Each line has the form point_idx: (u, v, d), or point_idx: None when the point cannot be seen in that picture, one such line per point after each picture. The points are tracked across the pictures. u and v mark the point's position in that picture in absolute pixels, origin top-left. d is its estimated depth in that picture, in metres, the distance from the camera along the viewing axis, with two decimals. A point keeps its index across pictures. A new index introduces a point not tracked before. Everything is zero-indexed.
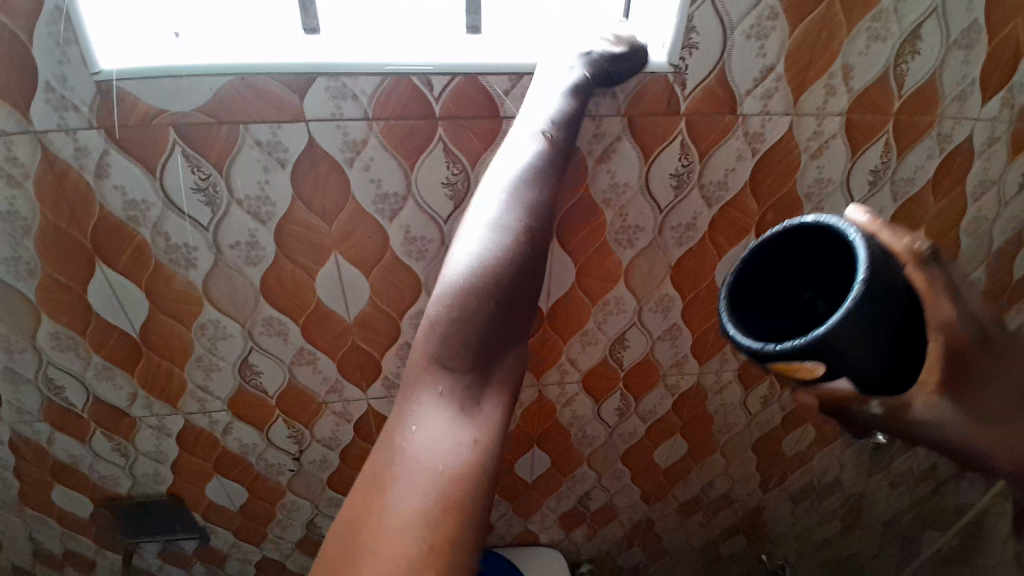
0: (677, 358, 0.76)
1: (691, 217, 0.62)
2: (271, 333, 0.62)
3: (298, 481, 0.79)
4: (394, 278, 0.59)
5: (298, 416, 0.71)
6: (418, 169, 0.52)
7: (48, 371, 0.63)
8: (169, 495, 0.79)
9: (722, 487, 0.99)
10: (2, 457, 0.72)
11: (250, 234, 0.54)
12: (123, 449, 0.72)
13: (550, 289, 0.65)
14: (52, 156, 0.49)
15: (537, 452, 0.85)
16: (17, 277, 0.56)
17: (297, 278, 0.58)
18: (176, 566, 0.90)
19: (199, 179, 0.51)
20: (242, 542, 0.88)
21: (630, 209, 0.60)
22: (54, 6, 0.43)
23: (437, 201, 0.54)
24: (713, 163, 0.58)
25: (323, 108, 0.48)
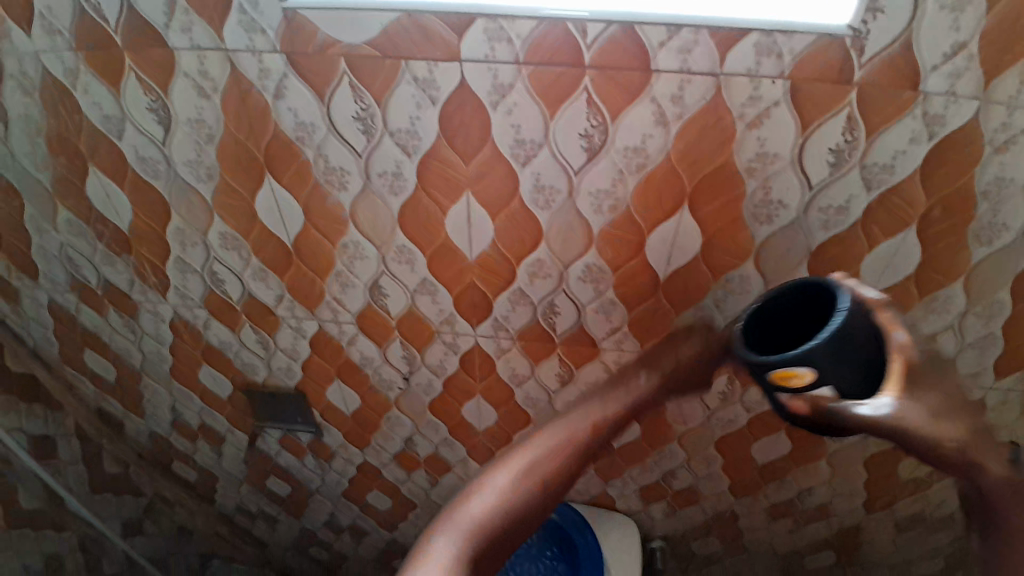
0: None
1: (843, 201, 0.57)
2: (401, 261, 0.67)
3: (404, 399, 0.87)
4: (519, 223, 0.61)
5: (413, 340, 0.77)
6: (560, 118, 0.53)
7: (214, 263, 0.74)
8: (295, 391, 0.90)
9: (821, 497, 0.93)
10: (165, 331, 0.87)
11: (396, 164, 0.58)
12: (264, 343, 0.83)
13: (673, 257, 0.63)
14: (243, 76, 0.56)
15: None
16: (199, 177, 0.66)
17: (429, 213, 0.62)
18: (292, 452, 1.03)
19: (360, 107, 0.55)
20: (349, 444, 0.98)
21: (774, 183, 0.56)
22: None
23: (573, 151, 0.55)
24: (881, 142, 0.52)
25: (479, 49, 0.50)
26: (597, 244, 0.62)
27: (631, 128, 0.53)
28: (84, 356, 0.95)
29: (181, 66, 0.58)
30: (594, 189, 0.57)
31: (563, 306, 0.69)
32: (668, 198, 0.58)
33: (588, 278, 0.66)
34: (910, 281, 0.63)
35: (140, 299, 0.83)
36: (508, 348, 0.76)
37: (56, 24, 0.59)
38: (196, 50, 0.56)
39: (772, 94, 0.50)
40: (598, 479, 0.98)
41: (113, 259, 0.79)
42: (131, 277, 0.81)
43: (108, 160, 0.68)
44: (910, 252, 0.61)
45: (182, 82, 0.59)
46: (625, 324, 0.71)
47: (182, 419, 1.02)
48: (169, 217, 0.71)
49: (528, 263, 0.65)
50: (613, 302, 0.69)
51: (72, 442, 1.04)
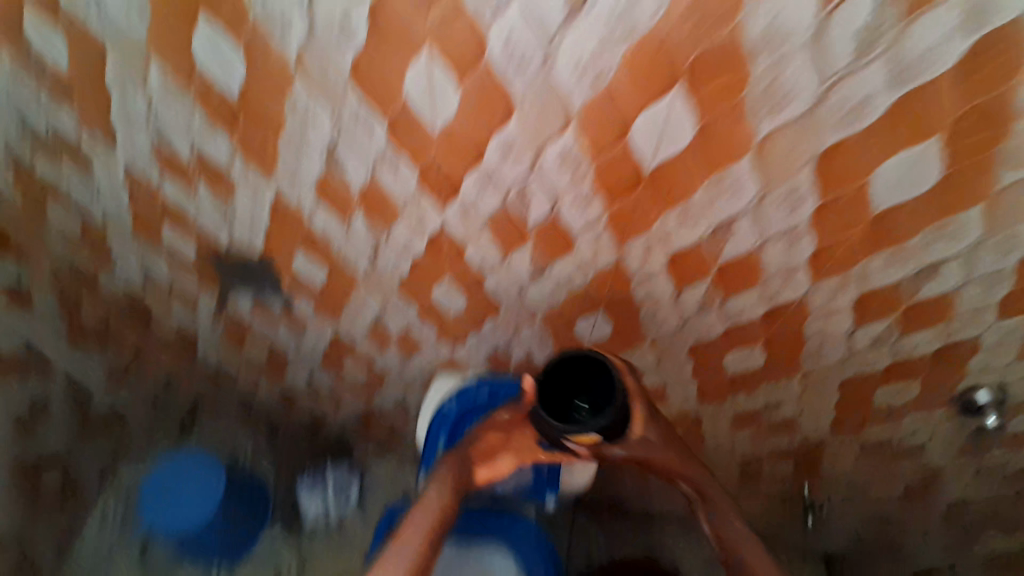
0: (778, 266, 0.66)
1: (869, 93, 0.47)
2: (357, 126, 0.60)
3: (372, 277, 0.84)
4: (486, 95, 0.54)
5: (377, 217, 0.72)
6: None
7: (157, 116, 0.67)
8: (260, 258, 0.87)
9: (785, 412, 0.94)
10: (119, 183, 0.81)
11: (342, 12, 0.49)
12: (223, 207, 0.78)
13: (659, 145, 0.56)
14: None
15: (601, 316, 0.82)
16: (124, 16, 0.57)
17: (385, 71, 0.53)
18: (262, 319, 1.03)
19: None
20: (319, 315, 0.98)
21: (786, 68, 0.47)
22: None
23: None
24: (923, 24, 0.42)
25: None
26: (573, 124, 0.55)
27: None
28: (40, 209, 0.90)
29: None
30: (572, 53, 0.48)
31: (535, 194, 0.63)
32: (658, 75, 0.49)
33: (565, 161, 0.58)
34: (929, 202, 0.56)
35: (88, 145, 0.76)
36: (476, 233, 0.71)
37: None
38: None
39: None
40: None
41: (48, 101, 0.71)
42: (74, 120, 0.73)
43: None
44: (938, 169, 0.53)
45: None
46: (603, 218, 0.65)
47: (154, 276, 0.99)
48: (102, 57, 0.62)
49: (499, 141, 0.58)
50: (590, 191, 0.62)
51: None
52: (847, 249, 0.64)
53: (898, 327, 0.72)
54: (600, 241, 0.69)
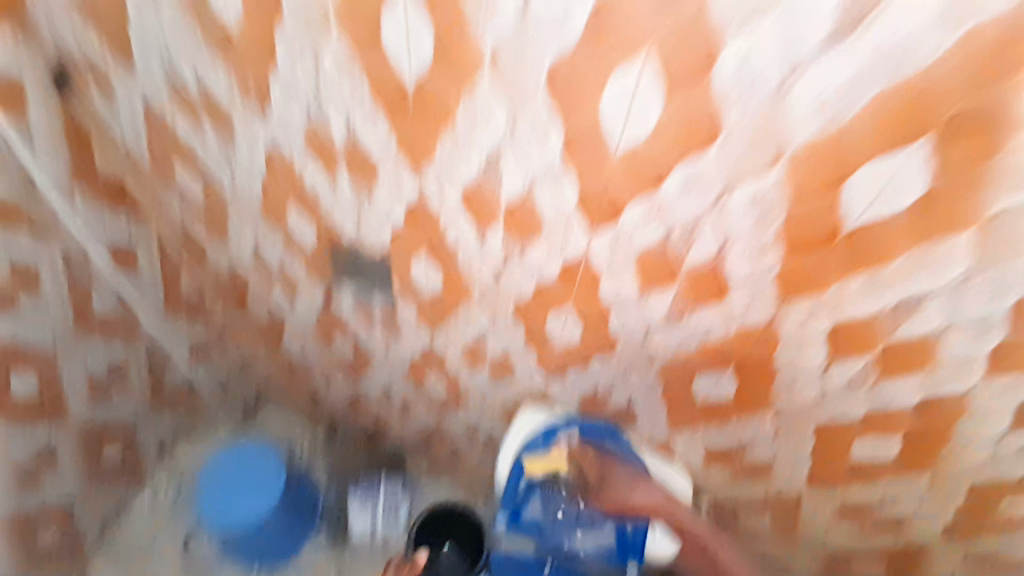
0: (882, 314, 0.60)
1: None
2: (550, 30, 0.47)
3: (448, 331, 0.99)
4: (531, 228, 0.68)
5: (455, 292, 0.87)
6: (783, 7, 0.39)
7: (259, 191, 0.86)
8: (346, 288, 1.02)
9: (885, 492, 0.84)
10: (249, 255, 1.08)
11: (355, 202, 0.78)
12: (321, 268, 0.99)
13: (743, 268, 0.61)
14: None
15: (727, 375, 0.80)
16: (207, 154, 0.85)
17: (587, 73, 0.49)
18: (349, 339, 1.20)
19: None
20: (402, 337, 1.09)
21: (778, 227, 0.55)
22: (204, 56, 0.68)
23: (773, 15, 0.40)
24: (901, 171, 0.47)
25: (396, 42, 0.55)
26: (786, 162, 0.49)
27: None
28: (174, 170, 0.94)
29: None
30: (886, 30, 0.38)
31: (705, 232, 0.59)
32: (803, 223, 0.54)
33: (750, 207, 0.54)
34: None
35: (168, 105, 0.79)
36: (620, 267, 0.68)
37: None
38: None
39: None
40: (669, 426, 0.96)
41: (100, 45, 0.77)
42: (232, 89, 0.70)
43: (105, 13, 0.70)
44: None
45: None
46: (773, 272, 0.60)
47: (262, 254, 1.05)
48: (280, 14, 0.57)
49: (592, 244, 0.66)
50: (770, 237, 0.57)
51: (151, 252, 1.15)
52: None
53: None
54: (755, 292, 0.64)
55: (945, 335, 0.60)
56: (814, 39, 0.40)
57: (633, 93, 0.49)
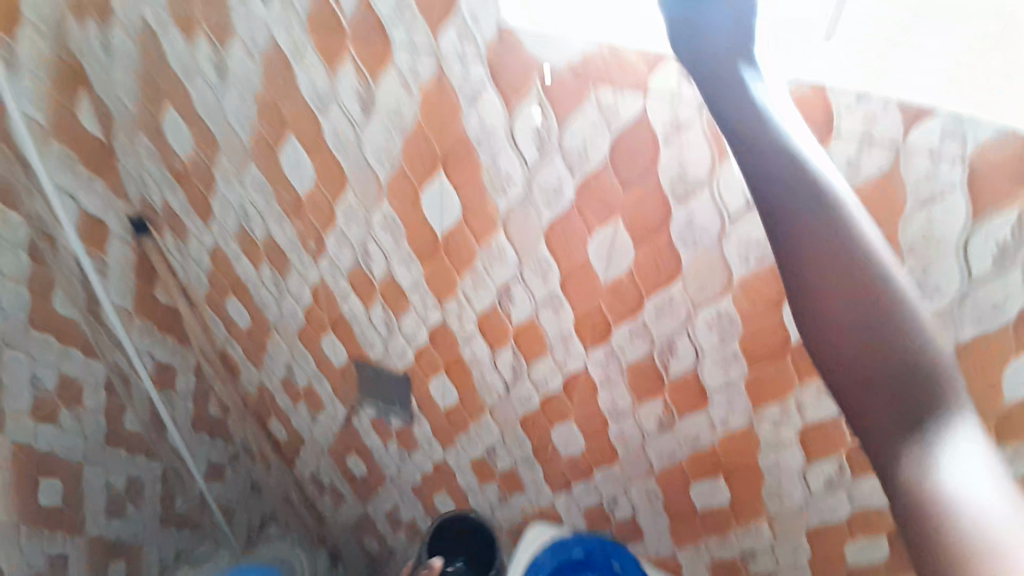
0: (837, 417, 0.66)
1: (935, 228, 0.51)
2: (545, 199, 0.65)
3: (459, 447, 1.05)
4: (537, 343, 0.79)
5: (469, 406, 0.95)
6: (711, 188, 0.56)
7: (302, 315, 1.00)
8: (365, 404, 1.09)
9: None
10: (280, 372, 1.18)
11: (385, 323, 0.91)
12: (346, 383, 1.08)
13: (719, 377, 0.71)
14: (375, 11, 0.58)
15: (719, 481, 0.82)
16: (262, 283, 1.00)
17: (576, 230, 0.66)
18: (363, 456, 1.25)
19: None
20: (413, 453, 1.14)
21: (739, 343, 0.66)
22: (274, 209, 0.85)
23: (708, 182, 0.56)
24: None
25: (434, 207, 0.71)
26: (735, 290, 0.62)
27: (901, 95, 0.46)
28: (227, 302, 1.10)
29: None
30: None
31: (682, 349, 0.70)
32: (759, 342, 0.65)
33: (714, 325, 0.66)
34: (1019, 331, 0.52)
35: (235, 250, 0.97)
36: (614, 380, 0.78)
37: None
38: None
39: (973, 139, 0.46)
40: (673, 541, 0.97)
41: (184, 204, 0.97)
42: (293, 239, 0.87)
43: (198, 181, 0.91)
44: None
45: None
46: (742, 379, 0.69)
47: (291, 377, 1.17)
48: (346, 189, 0.75)
49: (592, 359, 0.77)
50: (735, 354, 0.68)
51: (189, 377, 1.27)
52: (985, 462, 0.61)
53: None
54: (733, 404, 0.72)
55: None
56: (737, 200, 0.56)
57: (615, 241, 0.65)
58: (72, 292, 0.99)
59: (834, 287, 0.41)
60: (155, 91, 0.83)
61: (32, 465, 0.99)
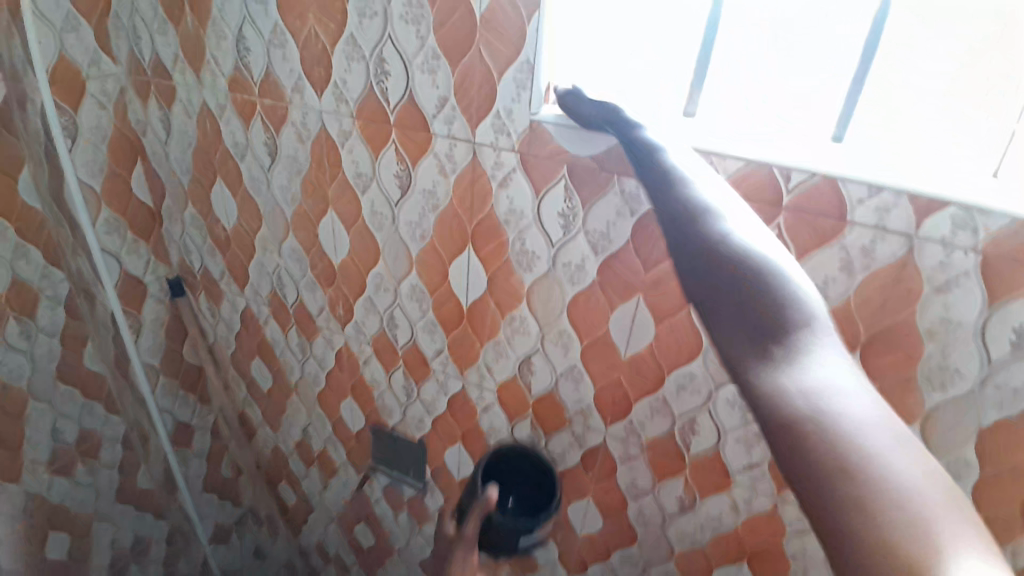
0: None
1: (953, 313, 0.52)
2: (569, 275, 0.67)
3: None
4: (556, 416, 0.80)
5: None
6: None
7: (325, 379, 1.01)
8: (380, 471, 1.08)
9: None
10: (295, 434, 1.18)
11: (407, 390, 0.91)
12: (363, 450, 1.08)
13: (741, 458, 0.70)
14: (421, 106, 0.65)
15: (744, 568, 0.78)
16: (289, 348, 1.02)
17: (598, 306, 0.68)
18: (372, 526, 1.21)
19: (532, 54, 0.57)
20: (424, 526, 1.10)
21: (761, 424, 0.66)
22: (306, 276, 0.89)
23: None
24: None
25: (460, 279, 0.74)
26: None
27: (910, 188, 0.50)
28: (252, 364, 1.13)
29: (347, 31, 0.65)
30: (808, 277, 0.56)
31: (703, 426, 0.70)
32: None
33: (736, 403, 0.66)
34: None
35: (266, 313, 1.01)
36: (634, 455, 0.77)
37: (302, 86, 0.72)
38: (372, 80, 0.66)
39: (985, 229, 0.48)
40: None
41: (222, 269, 1.02)
42: (323, 305, 0.91)
43: (238, 247, 0.96)
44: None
45: (364, 20, 0.63)
46: (765, 462, 0.68)
47: (307, 441, 1.17)
48: (378, 261, 0.79)
49: (612, 433, 0.77)
50: (757, 435, 0.67)
51: (206, 436, 1.28)
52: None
53: None
54: (757, 486, 0.71)
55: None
56: None
57: (635, 317, 0.67)
58: (105, 348, 1.02)
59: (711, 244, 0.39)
60: (208, 166, 0.90)
61: (43, 518, 0.98)
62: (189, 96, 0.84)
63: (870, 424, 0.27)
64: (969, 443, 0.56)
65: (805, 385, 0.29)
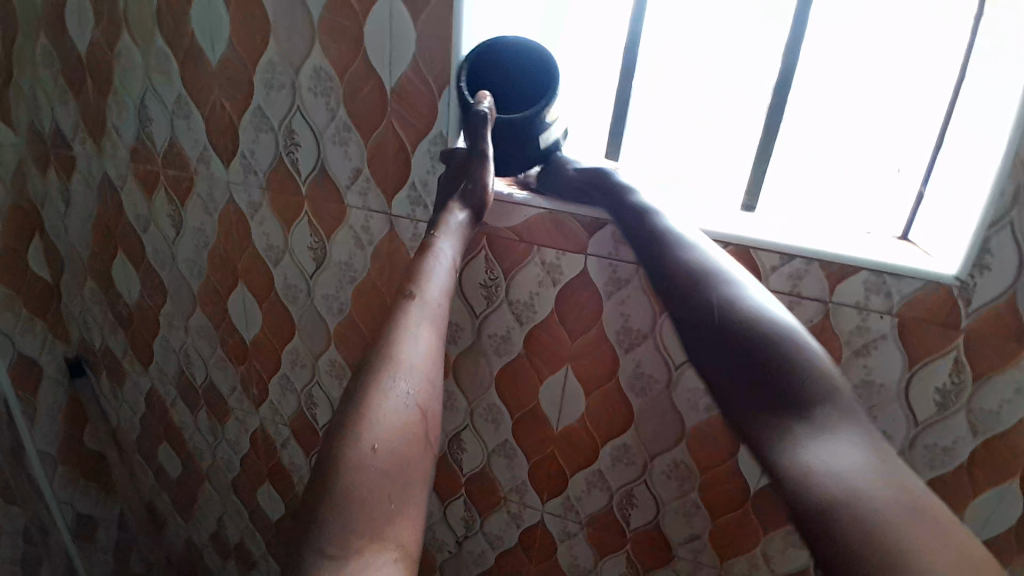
0: (805, 567, 0.63)
1: (875, 376, 0.52)
2: (496, 347, 0.65)
3: None
4: (490, 493, 0.75)
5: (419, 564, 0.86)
6: (652, 340, 0.59)
7: (240, 462, 0.92)
8: None
9: None
10: (210, 527, 1.06)
11: None
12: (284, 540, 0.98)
13: (683, 530, 0.67)
14: (333, 179, 0.62)
15: None
16: (200, 431, 0.93)
17: (526, 377, 0.65)
18: None
19: (446, 125, 0.56)
20: None
21: (699, 493, 0.64)
22: (218, 353, 0.82)
23: (652, 328, 0.58)
24: None
25: None
26: (687, 438, 0.62)
27: (820, 256, 0.51)
28: (159, 451, 1.02)
29: (255, 101, 0.62)
30: None
31: (641, 499, 0.67)
32: (720, 491, 0.63)
33: (671, 473, 0.64)
34: (964, 476, 0.53)
35: (173, 395, 0.92)
36: (574, 532, 0.73)
37: (208, 156, 0.68)
38: (281, 150, 0.63)
39: (897, 292, 0.50)
40: None
41: (125, 348, 0.93)
42: (236, 385, 0.83)
43: (141, 325, 0.88)
44: (1011, 408, 0.49)
45: (272, 91, 0.61)
46: (706, 533, 0.66)
47: (222, 533, 1.05)
48: (294, 336, 0.74)
49: (549, 510, 0.73)
50: (696, 505, 0.65)
51: (111, 531, 1.09)
52: None
53: None
54: (700, 557, 0.68)
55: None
56: (680, 348, 0.58)
57: (565, 388, 0.64)
58: None
59: (714, 313, 0.41)
60: (108, 239, 0.83)
61: None
62: (87, 166, 0.78)
63: (890, 503, 0.28)
64: None
65: (817, 466, 0.31)
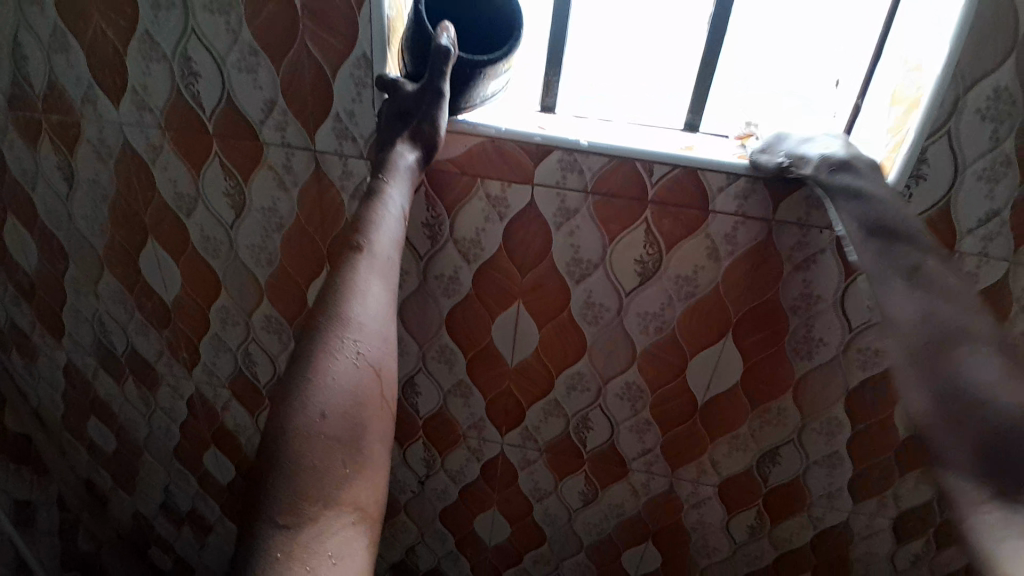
0: (748, 467, 0.68)
1: (814, 287, 0.55)
2: (444, 288, 0.62)
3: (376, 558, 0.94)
4: (450, 432, 0.75)
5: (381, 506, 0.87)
6: (602, 269, 0.58)
7: (178, 430, 0.87)
8: None
9: None
10: (154, 496, 1.01)
11: None
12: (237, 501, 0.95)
13: (637, 446, 0.70)
14: (246, 116, 0.55)
15: (649, 547, 0.79)
16: (129, 402, 0.87)
17: (477, 316, 0.64)
18: None
19: (369, 47, 0.50)
20: None
21: (651, 411, 0.67)
22: (136, 318, 0.75)
23: (602, 257, 0.57)
24: (728, 358, 0.61)
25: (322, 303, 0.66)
26: (639, 361, 0.63)
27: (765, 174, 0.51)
28: (85, 426, 0.95)
29: (141, 26, 0.53)
30: (677, 266, 0.57)
31: (596, 422, 0.69)
32: (670, 407, 0.66)
33: (625, 395, 0.66)
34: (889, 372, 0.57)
35: (92, 366, 0.84)
36: (534, 459, 0.75)
37: (91, 95, 0.58)
38: (180, 85, 0.55)
39: None
40: None
41: (26, 321, 0.83)
42: (163, 350, 0.77)
43: (41, 294, 0.78)
44: None
45: (160, 12, 0.52)
46: (659, 447, 0.70)
47: (169, 501, 1.01)
48: (222, 293, 0.68)
49: (509, 442, 0.74)
50: (648, 422, 0.68)
51: (42, 514, 1.02)
52: (882, 490, 0.65)
53: (936, 544, 0.67)
54: (653, 469, 0.72)
55: (805, 474, 0.67)
56: (630, 275, 0.58)
57: (516, 323, 0.64)
58: None
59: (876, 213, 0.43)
60: None
61: None
62: None
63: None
64: (835, 403, 0.61)
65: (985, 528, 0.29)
